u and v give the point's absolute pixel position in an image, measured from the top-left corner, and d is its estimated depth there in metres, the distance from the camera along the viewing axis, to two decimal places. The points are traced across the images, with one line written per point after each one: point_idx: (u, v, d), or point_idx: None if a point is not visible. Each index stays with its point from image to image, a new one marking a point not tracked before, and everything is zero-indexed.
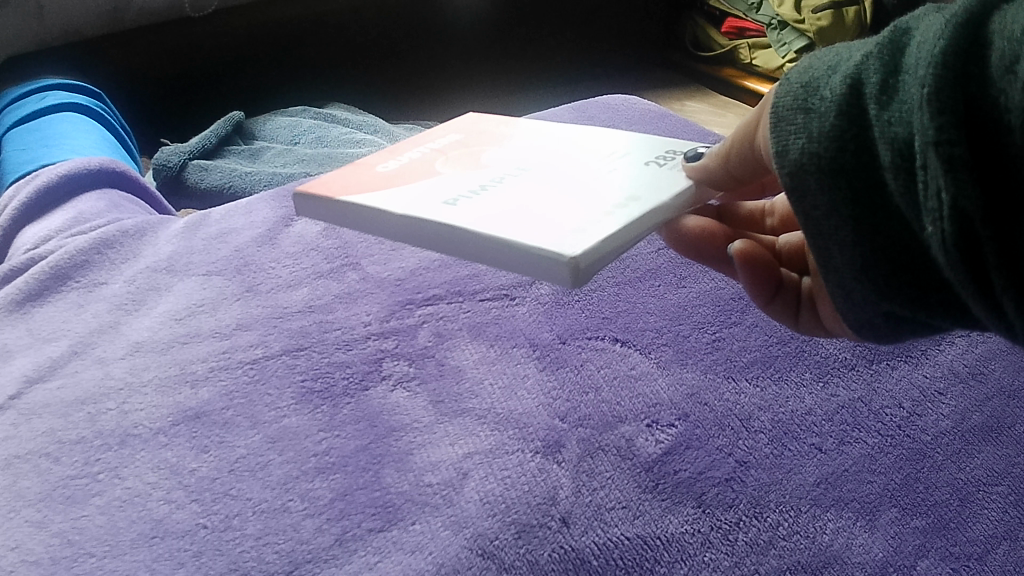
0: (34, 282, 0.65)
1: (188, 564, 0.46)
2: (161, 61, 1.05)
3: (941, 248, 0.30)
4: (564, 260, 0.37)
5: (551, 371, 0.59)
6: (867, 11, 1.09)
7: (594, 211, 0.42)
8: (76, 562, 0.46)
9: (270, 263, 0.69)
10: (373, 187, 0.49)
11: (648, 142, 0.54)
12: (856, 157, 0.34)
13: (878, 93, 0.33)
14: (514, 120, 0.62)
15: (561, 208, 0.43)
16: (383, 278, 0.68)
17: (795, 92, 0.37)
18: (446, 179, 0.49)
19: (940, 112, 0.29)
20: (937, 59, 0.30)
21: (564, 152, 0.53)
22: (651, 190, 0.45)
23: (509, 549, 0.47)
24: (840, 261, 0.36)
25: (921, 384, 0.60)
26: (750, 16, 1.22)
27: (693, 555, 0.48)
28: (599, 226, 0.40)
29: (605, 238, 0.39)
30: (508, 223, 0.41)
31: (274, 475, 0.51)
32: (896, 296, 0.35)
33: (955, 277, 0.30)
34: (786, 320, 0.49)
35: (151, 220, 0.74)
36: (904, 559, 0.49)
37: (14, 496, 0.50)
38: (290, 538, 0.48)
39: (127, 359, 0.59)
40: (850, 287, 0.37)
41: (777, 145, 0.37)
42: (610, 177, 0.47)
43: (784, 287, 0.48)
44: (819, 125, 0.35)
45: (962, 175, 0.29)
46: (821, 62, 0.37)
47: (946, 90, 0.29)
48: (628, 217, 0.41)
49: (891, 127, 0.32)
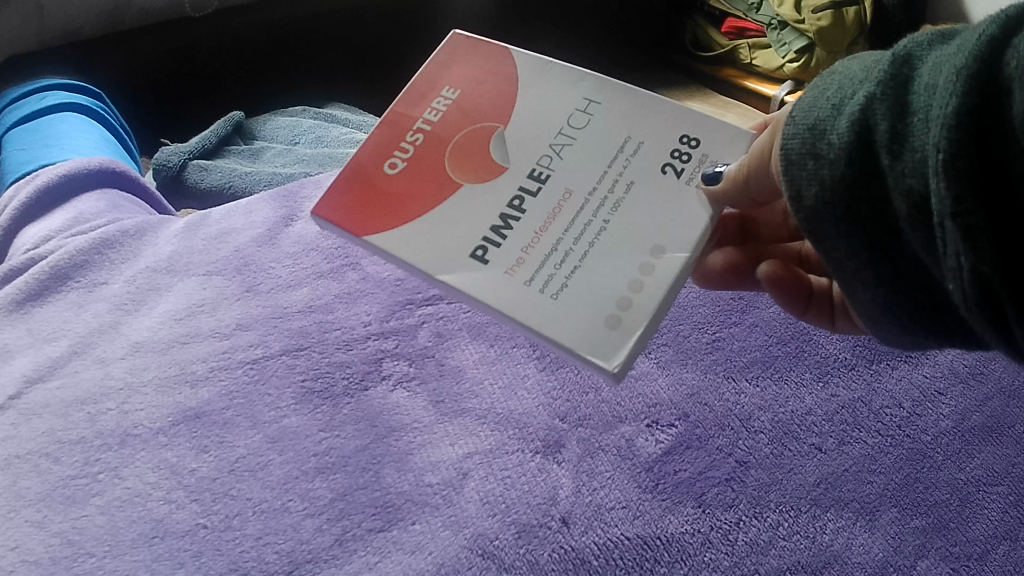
0: (34, 282, 0.64)
1: (188, 564, 0.48)
2: (162, 62, 1.01)
3: (963, 302, 0.31)
4: (608, 371, 0.40)
5: (551, 371, 0.58)
6: (866, 13, 1.13)
7: (623, 281, 0.43)
8: (76, 562, 0.48)
9: (269, 262, 0.67)
10: (393, 217, 0.47)
11: (667, 112, 0.50)
12: (870, 205, 0.34)
13: (888, 142, 0.33)
14: (507, 48, 0.55)
15: (592, 275, 0.43)
16: (383, 277, 0.65)
17: (802, 134, 0.36)
18: (464, 200, 0.48)
19: (957, 180, 0.29)
20: (950, 119, 0.30)
21: (577, 137, 0.49)
22: (675, 234, 0.44)
23: (509, 549, 0.49)
24: (860, 288, 0.37)
25: (921, 384, 0.59)
26: (750, 16, 1.23)
27: (693, 554, 0.50)
28: (633, 313, 0.42)
29: (639, 335, 0.41)
30: (545, 307, 0.42)
31: (274, 475, 0.52)
32: (918, 327, 0.36)
33: (978, 326, 0.31)
34: (822, 324, 0.50)
35: (151, 220, 0.70)
36: (904, 559, 0.50)
37: (13, 496, 0.51)
38: (290, 538, 0.49)
39: (127, 360, 0.59)
40: (873, 312, 0.38)
41: (789, 187, 0.37)
42: (631, 202, 0.46)
43: (815, 295, 0.49)
44: (830, 173, 0.35)
45: (981, 244, 0.29)
46: (824, 99, 0.37)
47: (962, 155, 0.29)
48: (659, 293, 0.42)
49: (905, 179, 0.32)
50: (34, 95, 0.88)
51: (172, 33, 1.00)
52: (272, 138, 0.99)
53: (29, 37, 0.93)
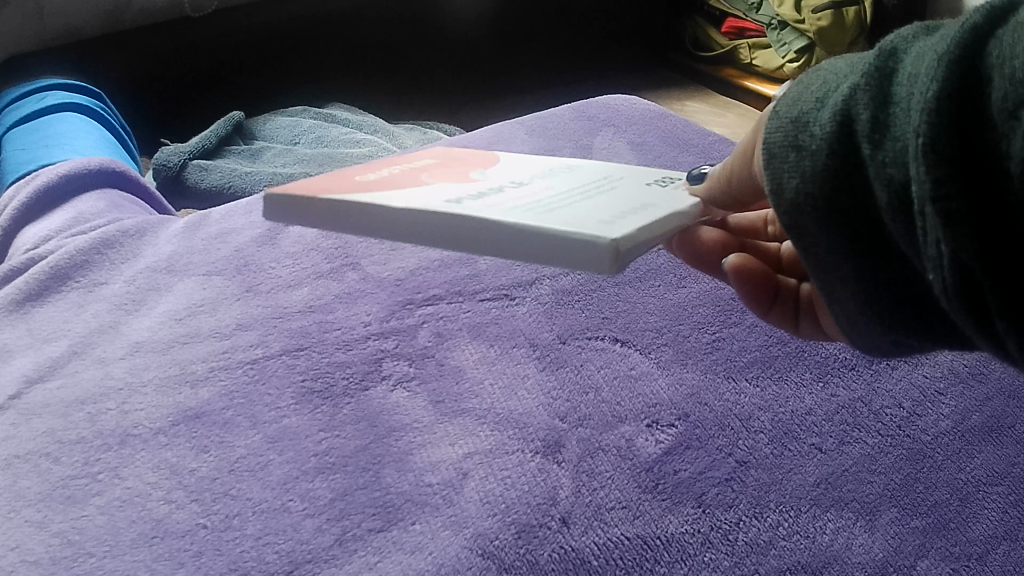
0: (34, 282, 0.65)
1: (188, 564, 0.46)
2: (161, 61, 1.03)
3: (944, 293, 0.31)
4: (597, 237, 0.31)
5: (551, 371, 0.59)
6: (867, 12, 1.18)
7: (612, 207, 0.37)
8: (76, 561, 0.46)
9: (270, 262, 0.69)
10: (349, 178, 0.43)
11: (643, 171, 0.51)
12: (851, 196, 0.34)
13: (869, 132, 0.33)
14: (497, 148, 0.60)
15: (573, 204, 0.37)
16: (383, 277, 0.68)
17: (785, 127, 0.36)
18: (434, 173, 0.43)
19: (937, 164, 0.29)
20: (931, 104, 0.30)
21: (561, 168, 0.49)
22: (667, 202, 0.40)
23: (509, 549, 0.48)
24: (841, 288, 0.37)
25: (921, 384, 0.60)
26: (750, 16, 1.31)
27: (693, 555, 0.48)
28: (625, 220, 0.34)
29: (636, 229, 0.33)
30: (518, 208, 0.35)
31: (274, 475, 0.52)
32: (901, 329, 0.36)
33: (959, 318, 0.31)
34: (785, 326, 0.50)
35: (151, 220, 0.73)
36: (903, 559, 0.49)
37: (13, 496, 0.50)
38: (290, 538, 0.48)
39: (127, 359, 0.59)
40: (855, 314, 0.37)
41: (771, 181, 0.37)
42: (617, 187, 0.43)
43: (780, 294, 0.49)
44: (812, 165, 0.35)
45: (961, 229, 0.29)
46: (809, 93, 0.37)
47: (942, 140, 0.29)
48: (654, 218, 0.36)
49: (886, 169, 0.32)
50: (34, 95, 0.88)
51: (174, 32, 1.02)
52: (273, 138, 0.99)
53: (29, 37, 0.93)
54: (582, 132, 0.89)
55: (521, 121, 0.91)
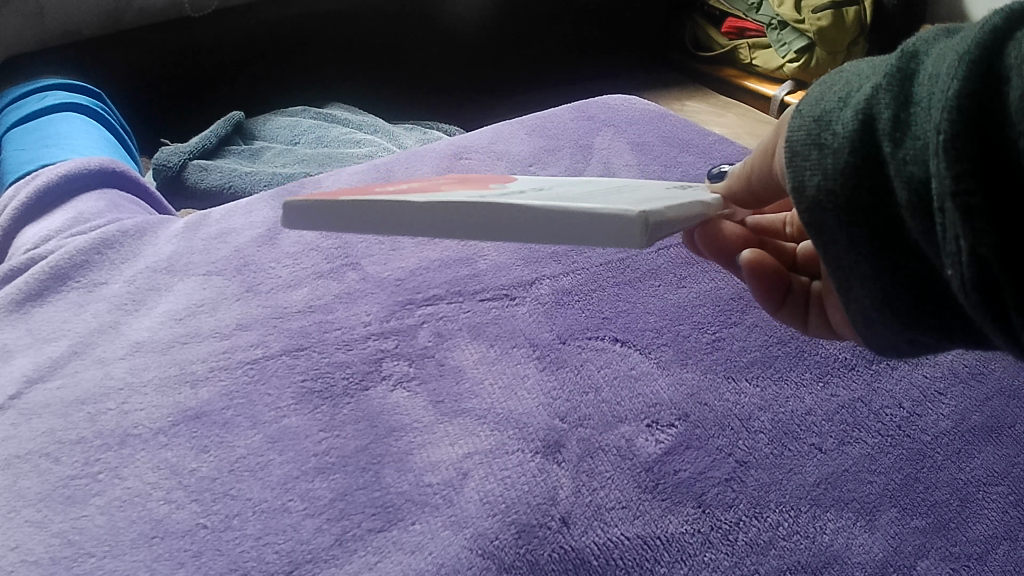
0: (35, 282, 0.65)
1: (188, 564, 0.46)
2: (162, 61, 1.04)
3: (961, 289, 0.31)
4: (627, 206, 0.30)
5: (551, 371, 0.59)
6: (866, 12, 1.19)
7: (634, 198, 0.36)
8: (76, 562, 0.46)
9: (270, 263, 0.69)
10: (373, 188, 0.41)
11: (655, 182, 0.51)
12: (872, 193, 0.34)
13: (890, 130, 0.33)
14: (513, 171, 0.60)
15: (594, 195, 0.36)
16: (383, 277, 0.68)
17: (807, 126, 0.36)
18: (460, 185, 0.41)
19: (956, 160, 0.29)
20: (951, 101, 0.30)
21: (571, 180, 0.48)
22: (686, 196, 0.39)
23: (509, 549, 0.48)
24: (858, 286, 0.37)
25: (921, 384, 0.60)
26: (750, 16, 1.32)
27: (693, 555, 0.48)
28: (650, 203, 0.33)
29: (664, 209, 0.32)
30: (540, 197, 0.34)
31: (274, 475, 0.52)
32: (918, 327, 0.36)
33: (976, 314, 0.31)
34: (795, 323, 0.50)
35: (151, 220, 0.73)
36: (904, 559, 0.49)
37: (13, 496, 0.50)
38: (290, 538, 0.48)
39: (127, 360, 0.59)
40: (870, 313, 0.37)
41: (792, 178, 0.37)
42: (632, 189, 0.42)
43: (791, 294, 0.49)
44: (834, 163, 0.35)
45: (979, 225, 0.29)
46: (831, 93, 0.37)
47: (962, 136, 0.29)
48: (678, 204, 0.35)
49: (907, 167, 0.32)
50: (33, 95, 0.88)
51: (174, 33, 1.03)
52: (273, 138, 1.00)
53: (30, 37, 0.93)
54: (581, 132, 0.89)
55: (521, 121, 0.91)
